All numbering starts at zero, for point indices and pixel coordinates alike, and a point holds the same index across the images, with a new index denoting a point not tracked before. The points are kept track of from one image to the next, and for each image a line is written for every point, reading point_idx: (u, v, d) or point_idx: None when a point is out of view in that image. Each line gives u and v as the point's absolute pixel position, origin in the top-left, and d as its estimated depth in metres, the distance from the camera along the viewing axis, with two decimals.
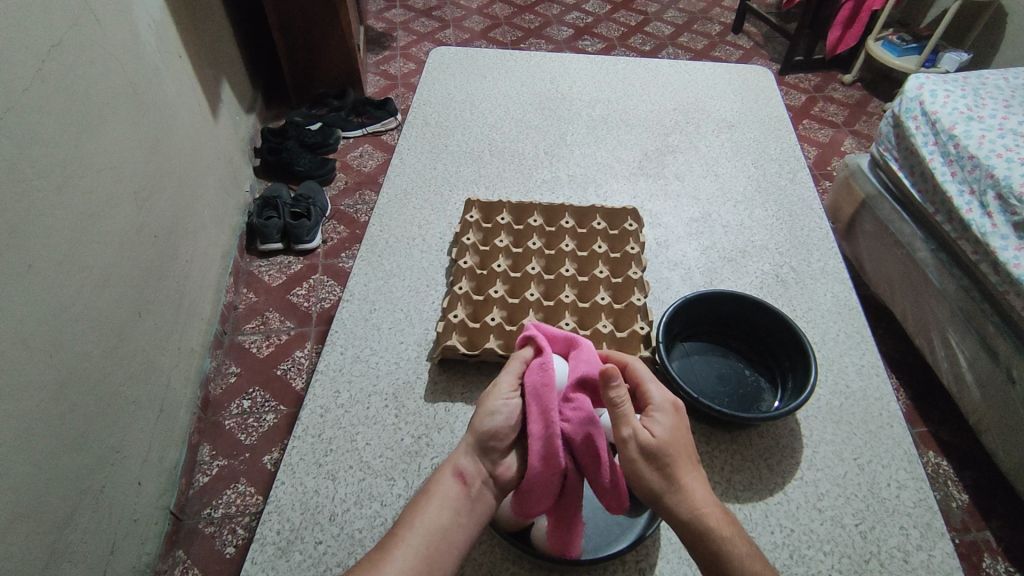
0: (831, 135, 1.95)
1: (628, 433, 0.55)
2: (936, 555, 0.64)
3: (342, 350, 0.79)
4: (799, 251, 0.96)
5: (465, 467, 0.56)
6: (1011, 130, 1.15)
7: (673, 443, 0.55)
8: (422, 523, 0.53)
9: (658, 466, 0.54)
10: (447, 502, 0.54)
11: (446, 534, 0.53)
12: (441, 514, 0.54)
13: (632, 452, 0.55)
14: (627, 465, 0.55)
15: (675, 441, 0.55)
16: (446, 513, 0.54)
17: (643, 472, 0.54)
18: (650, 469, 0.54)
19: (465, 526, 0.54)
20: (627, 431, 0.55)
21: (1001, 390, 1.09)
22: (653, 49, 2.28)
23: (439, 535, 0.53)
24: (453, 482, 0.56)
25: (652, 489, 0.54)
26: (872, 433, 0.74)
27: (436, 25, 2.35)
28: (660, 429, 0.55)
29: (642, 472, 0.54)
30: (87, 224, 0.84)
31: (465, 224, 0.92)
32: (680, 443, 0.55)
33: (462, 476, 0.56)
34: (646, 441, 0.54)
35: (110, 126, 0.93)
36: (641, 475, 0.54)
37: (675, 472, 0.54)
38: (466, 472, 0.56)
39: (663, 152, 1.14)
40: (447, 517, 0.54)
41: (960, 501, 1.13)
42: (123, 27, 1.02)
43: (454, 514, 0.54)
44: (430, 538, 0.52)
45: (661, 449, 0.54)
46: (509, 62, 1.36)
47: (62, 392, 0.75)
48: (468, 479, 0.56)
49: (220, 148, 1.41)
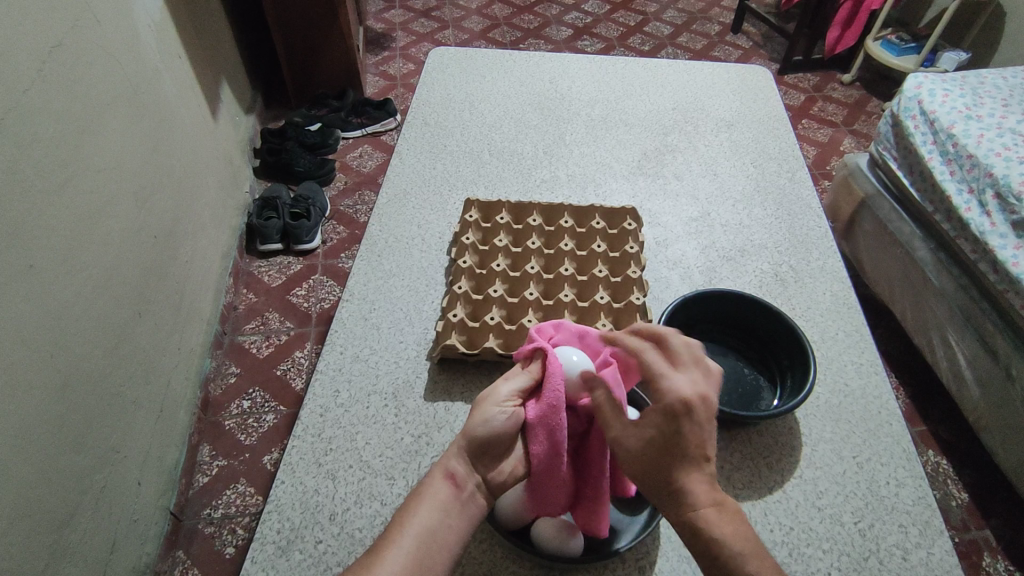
0: (830, 134, 1.95)
1: (666, 385, 0.52)
2: (935, 553, 0.64)
3: (341, 350, 0.79)
4: (798, 250, 0.96)
5: (455, 469, 0.56)
6: (1010, 129, 1.15)
7: (711, 400, 0.52)
8: (413, 525, 0.53)
9: (699, 425, 0.50)
10: (439, 505, 0.54)
11: (439, 536, 0.53)
12: (434, 516, 0.54)
13: (672, 402, 0.51)
14: (665, 422, 0.51)
15: (714, 397, 0.52)
16: (438, 514, 0.54)
17: (682, 433, 0.50)
18: (691, 427, 0.50)
19: (458, 529, 0.54)
20: (662, 381, 0.52)
21: (1000, 389, 1.09)
22: (652, 50, 2.29)
23: (429, 536, 0.53)
24: (444, 484, 0.55)
25: (687, 459, 0.50)
26: (871, 432, 0.74)
27: (435, 25, 2.35)
28: (696, 382, 0.52)
29: (681, 433, 0.50)
30: (87, 225, 0.84)
31: (465, 224, 0.92)
32: (720, 400, 0.52)
33: (452, 478, 0.56)
34: (687, 394, 0.51)
35: (110, 127, 0.93)
36: (680, 438, 0.50)
37: (710, 444, 0.51)
38: (457, 474, 0.56)
39: (662, 152, 1.14)
40: (437, 519, 0.54)
41: (959, 500, 1.13)
42: (122, 28, 1.02)
43: (449, 517, 0.54)
44: (421, 540, 0.52)
45: (701, 405, 0.51)
46: (508, 62, 1.36)
47: (62, 393, 0.75)
48: (458, 481, 0.56)
49: (220, 148, 1.41)
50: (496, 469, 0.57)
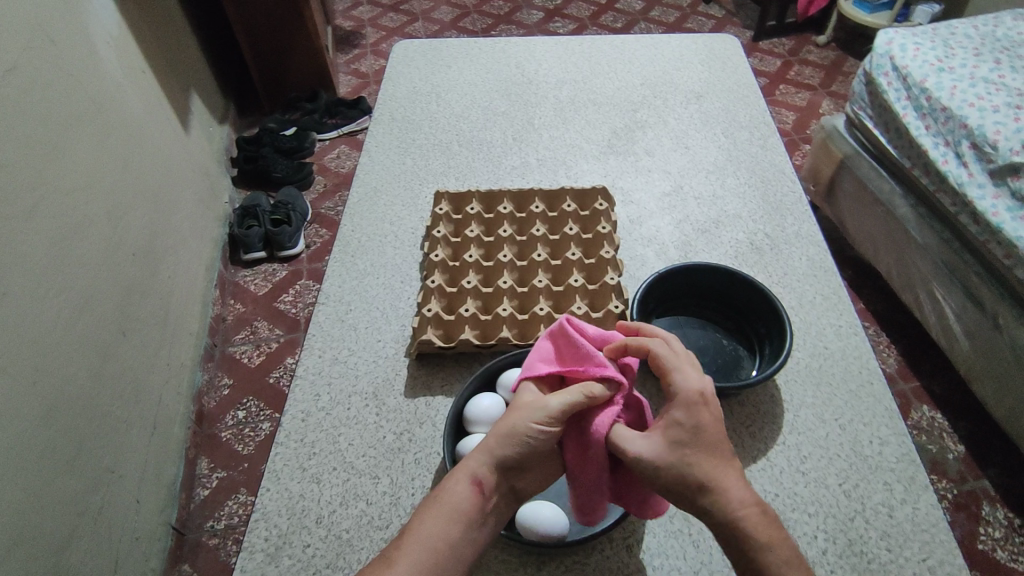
0: (809, 97, 1.93)
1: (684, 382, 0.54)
2: (921, 507, 0.64)
3: (320, 353, 0.79)
4: (773, 216, 0.95)
5: (482, 477, 0.54)
6: (983, 78, 1.14)
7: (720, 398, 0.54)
8: (430, 536, 0.51)
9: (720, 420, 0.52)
10: (460, 512, 0.52)
11: (453, 547, 0.51)
12: (451, 526, 0.51)
13: (691, 395, 0.53)
14: (688, 417, 0.52)
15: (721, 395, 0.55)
16: (457, 525, 0.52)
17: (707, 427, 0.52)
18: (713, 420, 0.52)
19: (473, 535, 0.52)
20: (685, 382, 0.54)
21: (989, 338, 1.10)
22: (625, 26, 2.27)
23: (446, 546, 0.51)
24: (469, 492, 0.53)
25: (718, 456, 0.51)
26: (852, 392, 0.74)
27: (405, 18, 2.33)
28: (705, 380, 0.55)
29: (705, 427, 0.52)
30: (59, 249, 0.83)
31: (436, 218, 0.91)
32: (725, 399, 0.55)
33: (479, 486, 0.53)
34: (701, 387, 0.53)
35: (76, 146, 0.92)
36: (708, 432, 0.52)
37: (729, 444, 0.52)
38: (483, 481, 0.54)
39: (631, 128, 1.14)
40: (458, 530, 0.52)
41: (956, 453, 1.14)
42: (81, 46, 1.01)
43: (464, 526, 0.52)
44: (438, 551, 0.50)
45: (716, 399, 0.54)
46: (473, 50, 1.34)
47: (50, 418, 0.75)
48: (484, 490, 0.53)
49: (194, 160, 1.40)
50: (523, 477, 0.55)
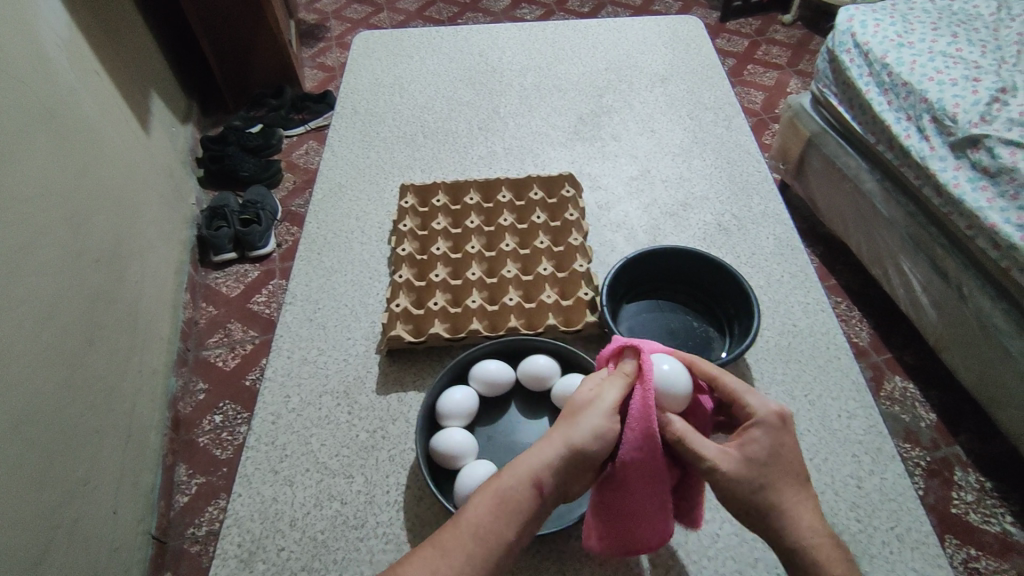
0: (776, 77, 1.95)
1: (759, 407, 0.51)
2: (889, 477, 0.66)
3: (289, 353, 0.78)
4: (740, 196, 0.96)
5: (544, 481, 0.48)
6: (941, 52, 1.15)
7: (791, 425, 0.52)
8: (481, 533, 0.47)
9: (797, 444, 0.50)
10: (518, 512, 0.47)
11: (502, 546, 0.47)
12: (506, 525, 0.47)
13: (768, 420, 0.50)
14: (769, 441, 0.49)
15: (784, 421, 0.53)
16: (511, 525, 0.47)
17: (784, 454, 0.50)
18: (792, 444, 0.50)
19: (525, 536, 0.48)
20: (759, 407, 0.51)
21: (955, 308, 1.12)
22: (591, 10, 2.25)
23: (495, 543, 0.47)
24: (529, 492, 0.48)
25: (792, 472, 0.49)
26: (820, 367, 0.75)
27: (369, 9, 2.29)
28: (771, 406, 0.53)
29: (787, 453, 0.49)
30: (19, 259, 0.80)
31: (401, 212, 0.90)
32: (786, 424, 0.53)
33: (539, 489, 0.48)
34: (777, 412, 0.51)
35: (29, 152, 0.89)
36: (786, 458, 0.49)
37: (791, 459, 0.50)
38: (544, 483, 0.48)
39: (597, 114, 1.13)
40: (513, 531, 0.47)
41: (928, 421, 1.16)
42: (28, 48, 0.97)
43: (521, 525, 0.48)
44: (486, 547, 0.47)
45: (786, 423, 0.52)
46: (435, 39, 1.32)
47: (18, 433, 0.73)
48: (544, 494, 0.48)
49: (157, 162, 1.36)
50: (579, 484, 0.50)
